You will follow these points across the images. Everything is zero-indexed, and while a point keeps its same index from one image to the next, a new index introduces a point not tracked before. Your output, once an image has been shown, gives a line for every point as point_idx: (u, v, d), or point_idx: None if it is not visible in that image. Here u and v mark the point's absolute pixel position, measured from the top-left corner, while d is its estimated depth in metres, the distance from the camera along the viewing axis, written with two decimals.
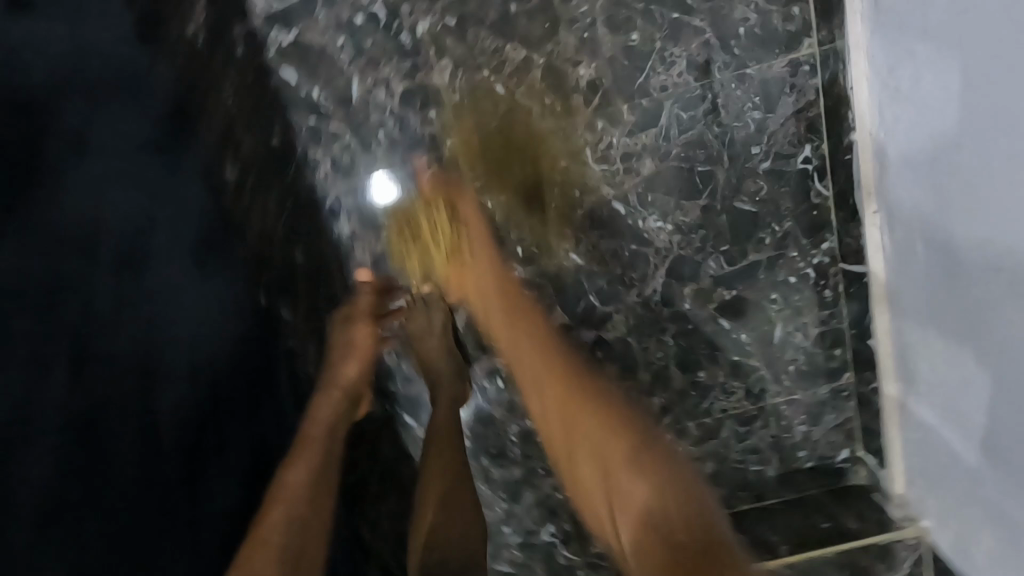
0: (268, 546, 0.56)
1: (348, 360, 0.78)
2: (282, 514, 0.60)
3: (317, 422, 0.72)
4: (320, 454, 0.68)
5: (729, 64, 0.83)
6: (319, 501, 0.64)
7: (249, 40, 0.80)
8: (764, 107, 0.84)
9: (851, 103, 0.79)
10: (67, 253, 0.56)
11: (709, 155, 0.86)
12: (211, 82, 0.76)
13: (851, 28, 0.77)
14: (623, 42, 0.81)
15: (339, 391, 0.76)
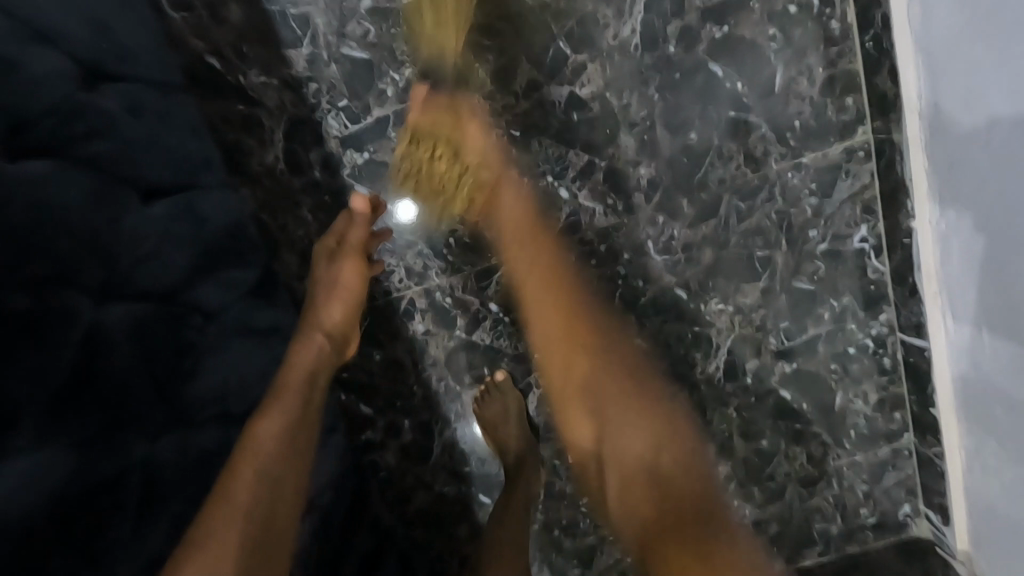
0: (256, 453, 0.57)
1: (333, 302, 0.73)
2: (246, 479, 0.56)
3: (301, 363, 0.67)
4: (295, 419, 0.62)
5: (785, 155, 0.85)
6: (289, 458, 0.59)
7: (325, 162, 0.84)
8: (820, 193, 0.87)
9: (911, 193, 0.80)
10: (125, 384, 0.52)
11: (767, 241, 0.89)
12: (285, 210, 0.84)
13: (909, 124, 0.77)
14: (681, 142, 0.84)
15: (321, 335, 0.71)
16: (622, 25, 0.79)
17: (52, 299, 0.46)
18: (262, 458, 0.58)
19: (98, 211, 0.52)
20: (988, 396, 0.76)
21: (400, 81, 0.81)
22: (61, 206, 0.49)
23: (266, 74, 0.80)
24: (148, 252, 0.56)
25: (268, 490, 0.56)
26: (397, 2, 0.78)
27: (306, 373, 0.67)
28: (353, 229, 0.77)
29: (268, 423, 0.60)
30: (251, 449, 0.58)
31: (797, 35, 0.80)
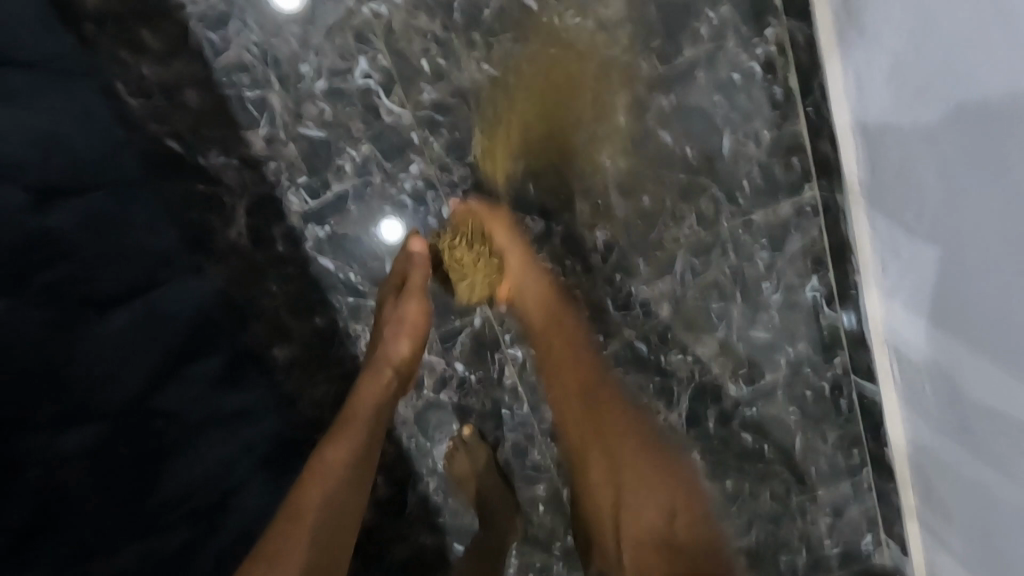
0: (327, 474, 0.66)
1: (400, 337, 0.78)
2: (318, 495, 0.64)
3: (369, 397, 0.74)
4: (362, 448, 0.70)
5: (735, 214, 0.88)
6: (357, 484, 0.68)
7: (288, 236, 0.86)
8: (771, 247, 0.89)
9: (856, 250, 0.84)
10: (83, 456, 0.63)
11: (722, 294, 0.91)
12: (256, 280, 0.84)
13: (851, 185, 0.81)
14: (635, 205, 0.87)
15: (390, 368, 0.77)
16: (572, 96, 0.81)
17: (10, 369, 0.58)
18: (325, 481, 0.66)
19: (47, 331, 0.61)
20: (943, 391, 0.73)
21: (358, 157, 0.83)
22: (6, 315, 0.59)
23: (226, 154, 0.81)
24: (105, 317, 0.65)
25: (334, 506, 0.65)
26: (353, 83, 0.80)
27: (374, 410, 0.74)
28: (415, 269, 0.80)
29: (337, 448, 0.69)
30: (322, 473, 0.66)
31: (742, 101, 0.83)
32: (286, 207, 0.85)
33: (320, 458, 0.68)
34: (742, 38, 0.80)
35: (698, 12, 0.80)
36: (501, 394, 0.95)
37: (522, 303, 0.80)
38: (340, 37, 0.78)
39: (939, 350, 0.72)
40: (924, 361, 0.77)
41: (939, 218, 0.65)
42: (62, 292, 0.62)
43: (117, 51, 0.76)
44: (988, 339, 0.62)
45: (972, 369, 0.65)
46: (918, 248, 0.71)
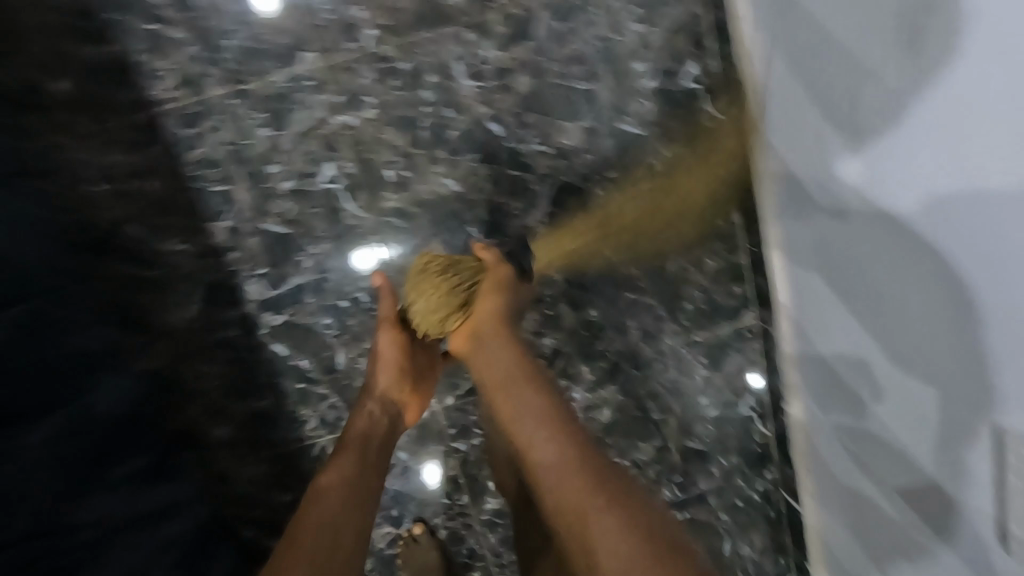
0: (325, 494, 0.69)
1: (380, 372, 0.82)
2: (317, 515, 0.66)
3: (358, 426, 0.79)
4: (354, 476, 0.72)
5: (678, 332, 0.92)
6: (356, 501, 0.69)
7: (241, 322, 0.87)
8: (709, 365, 0.94)
9: (782, 367, 0.89)
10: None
11: (663, 405, 0.95)
12: (197, 363, 0.86)
13: (777, 320, 0.88)
14: (584, 317, 0.90)
15: (375, 403, 0.81)
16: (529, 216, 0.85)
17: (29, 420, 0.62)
18: (325, 496, 0.68)
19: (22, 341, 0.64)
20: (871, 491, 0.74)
21: (318, 253, 0.85)
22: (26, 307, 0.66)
23: (185, 241, 0.83)
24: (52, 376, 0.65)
25: (336, 522, 0.66)
26: (319, 185, 0.83)
27: (363, 438, 0.77)
28: (384, 305, 0.84)
29: (329, 473, 0.72)
30: (316, 498, 0.68)
31: (690, 231, 0.88)
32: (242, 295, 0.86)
33: (314, 486, 0.70)
34: (692, 175, 0.85)
35: (651, 147, 0.84)
36: (442, 483, 0.97)
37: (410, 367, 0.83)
38: (309, 142, 0.81)
39: (856, 454, 0.76)
40: (851, 441, 0.76)
41: (865, 321, 0.67)
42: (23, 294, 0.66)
43: (90, 139, 0.79)
44: (942, 422, 0.60)
45: (907, 423, 0.65)
46: (852, 319, 0.69)
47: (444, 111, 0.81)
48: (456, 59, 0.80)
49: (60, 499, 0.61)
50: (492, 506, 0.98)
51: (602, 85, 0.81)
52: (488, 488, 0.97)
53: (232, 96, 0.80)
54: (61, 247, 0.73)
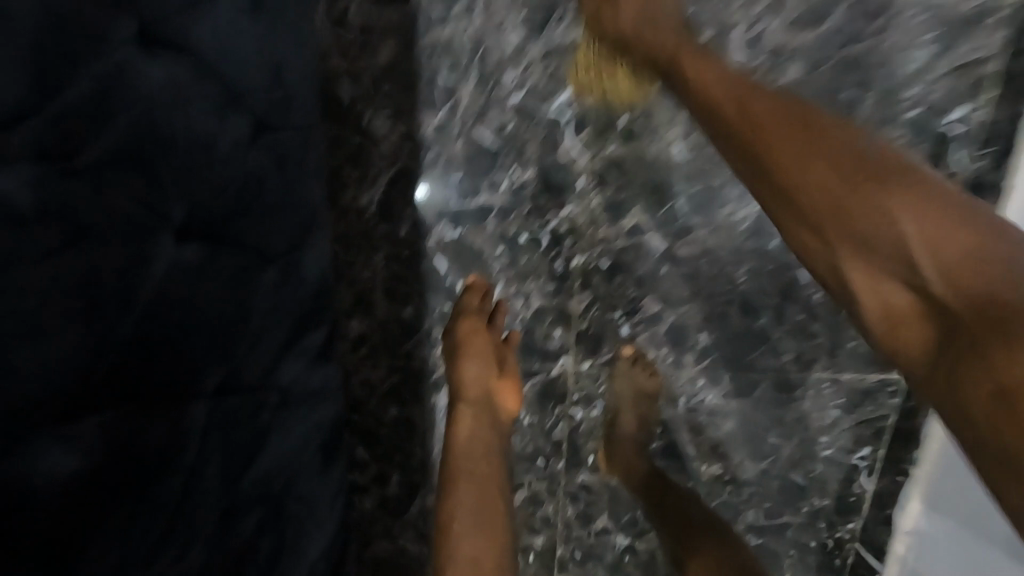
0: (455, 522, 0.64)
1: (467, 362, 0.72)
2: (455, 565, 0.61)
3: (464, 442, 0.69)
4: (482, 503, 0.66)
5: (829, 366, 0.90)
6: (494, 532, 0.64)
7: (413, 225, 0.81)
8: (844, 408, 0.92)
9: None
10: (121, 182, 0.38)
11: (783, 432, 0.94)
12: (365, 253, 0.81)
13: None
14: (746, 325, 0.88)
15: (465, 401, 0.72)
16: (740, 209, 0.81)
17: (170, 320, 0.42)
18: (458, 519, 0.64)
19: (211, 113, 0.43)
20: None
21: (517, 179, 0.80)
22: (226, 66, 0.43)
23: (394, 116, 0.76)
24: (268, 224, 0.49)
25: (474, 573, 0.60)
26: (547, 110, 0.77)
27: (463, 448, 0.69)
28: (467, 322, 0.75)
29: (458, 491, 0.66)
30: (450, 492, 0.66)
31: None
32: (424, 200, 0.80)
33: (448, 498, 0.66)
34: None
35: None
36: (544, 444, 0.93)
37: (478, 356, 0.73)
38: (555, 63, 0.76)
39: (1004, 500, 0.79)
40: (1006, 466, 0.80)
41: None
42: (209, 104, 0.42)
43: None
44: None
45: None
46: None
47: None
48: (737, 25, 0.74)
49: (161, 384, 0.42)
50: (582, 480, 0.96)
51: (866, 99, 0.77)
52: (586, 461, 0.95)
53: None
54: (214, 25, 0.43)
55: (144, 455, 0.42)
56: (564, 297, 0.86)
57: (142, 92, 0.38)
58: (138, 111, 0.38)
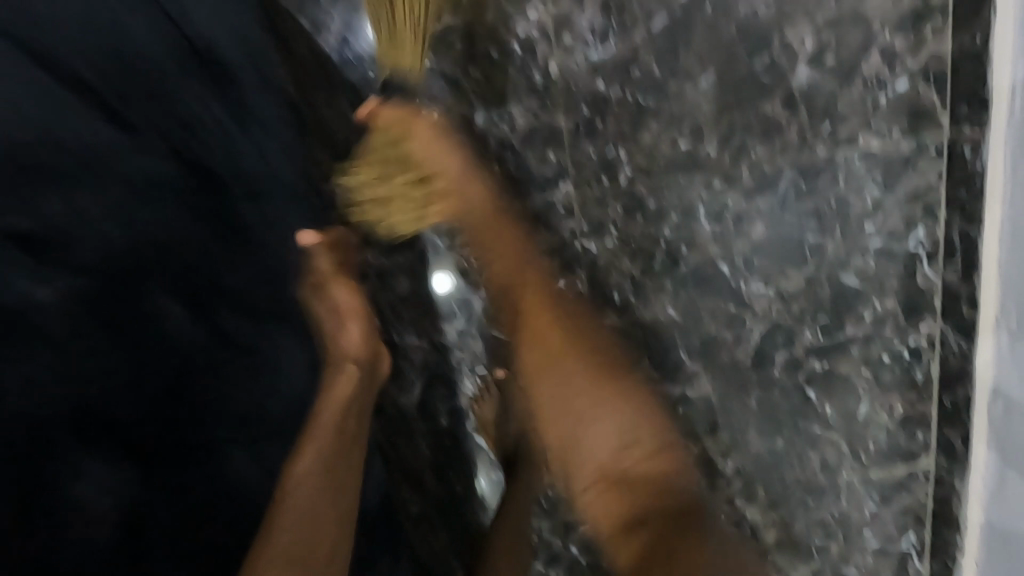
0: (303, 484, 0.73)
1: (346, 323, 0.76)
2: (290, 514, 0.71)
3: (335, 402, 0.76)
4: (326, 476, 0.74)
5: (856, 467, 0.94)
6: (335, 484, 0.74)
7: (452, 414, 0.93)
8: (879, 501, 0.95)
9: (972, 405, 0.87)
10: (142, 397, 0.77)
11: (826, 531, 0.97)
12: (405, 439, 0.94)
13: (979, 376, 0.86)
14: (770, 445, 0.95)
15: (348, 361, 0.77)
16: (740, 348, 0.90)
17: (199, 417, 0.80)
18: (302, 485, 0.73)
19: (188, 314, 0.79)
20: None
21: None
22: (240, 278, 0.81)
23: (420, 336, 0.90)
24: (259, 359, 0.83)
25: (300, 534, 0.71)
26: None
27: (339, 410, 0.76)
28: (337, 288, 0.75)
29: (304, 463, 0.74)
30: (294, 475, 0.73)
31: (886, 378, 0.90)
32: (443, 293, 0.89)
33: (292, 469, 0.74)
34: (899, 328, 0.88)
35: (866, 299, 0.87)
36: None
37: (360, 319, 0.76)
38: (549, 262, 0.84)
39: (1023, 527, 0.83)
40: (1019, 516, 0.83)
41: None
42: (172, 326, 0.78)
43: None
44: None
45: None
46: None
47: (680, 247, 0.86)
48: (702, 203, 0.84)
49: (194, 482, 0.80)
50: None
51: (831, 240, 0.85)
52: None
53: None
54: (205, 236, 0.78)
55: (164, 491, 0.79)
56: None
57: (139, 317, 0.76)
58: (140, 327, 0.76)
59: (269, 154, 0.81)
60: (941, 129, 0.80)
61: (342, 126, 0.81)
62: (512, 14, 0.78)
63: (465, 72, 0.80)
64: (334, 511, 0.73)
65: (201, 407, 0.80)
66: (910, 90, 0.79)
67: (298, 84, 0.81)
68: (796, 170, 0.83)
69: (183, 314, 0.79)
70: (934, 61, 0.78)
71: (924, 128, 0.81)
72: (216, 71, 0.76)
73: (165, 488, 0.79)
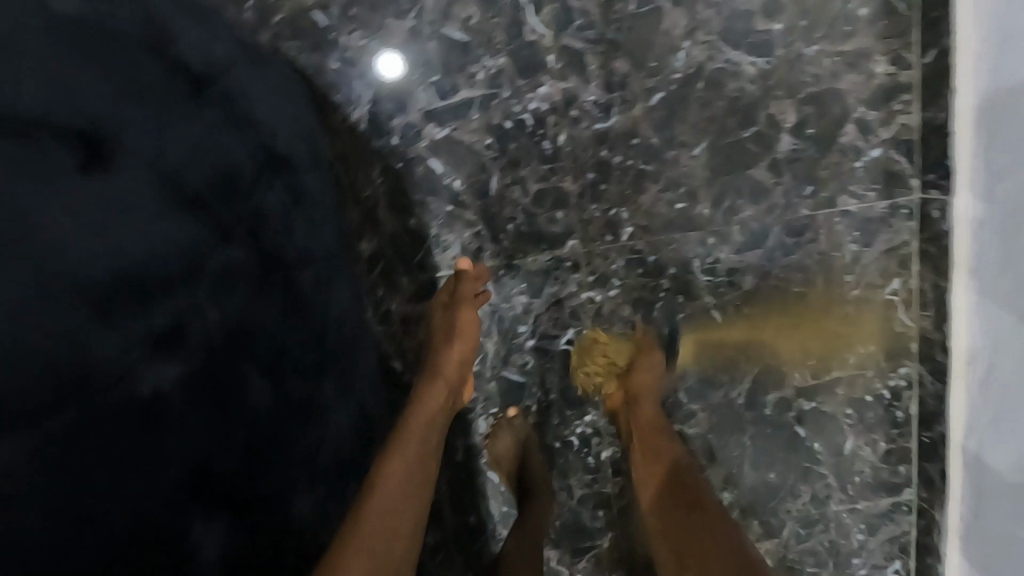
0: (389, 483, 0.69)
1: (451, 343, 0.82)
2: (379, 507, 0.66)
3: (423, 411, 0.78)
4: (415, 476, 0.71)
5: (843, 499, 1.00)
6: (419, 491, 0.71)
7: (467, 449, 1.00)
8: (867, 532, 1.00)
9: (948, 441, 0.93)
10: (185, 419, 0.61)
11: (818, 560, 1.01)
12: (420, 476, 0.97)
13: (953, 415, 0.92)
14: (762, 478, 1.00)
15: (443, 379, 0.81)
16: (732, 389, 0.97)
17: (227, 432, 0.65)
18: (388, 485, 0.69)
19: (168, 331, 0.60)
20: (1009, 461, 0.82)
21: (543, 400, 0.98)
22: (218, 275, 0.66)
23: None
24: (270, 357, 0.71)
25: (394, 535, 0.65)
26: (558, 345, 0.96)
27: (426, 420, 0.77)
28: (467, 284, 0.84)
29: (394, 465, 0.71)
30: (385, 473, 0.70)
31: (869, 415, 0.97)
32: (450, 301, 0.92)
33: (382, 465, 0.71)
34: (879, 370, 0.95)
35: (848, 343, 0.95)
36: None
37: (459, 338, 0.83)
38: (556, 310, 0.94)
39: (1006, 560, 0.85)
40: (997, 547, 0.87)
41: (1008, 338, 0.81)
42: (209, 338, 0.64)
43: (375, 288, 0.91)
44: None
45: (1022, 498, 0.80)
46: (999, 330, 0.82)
47: (676, 296, 0.94)
48: (696, 257, 0.92)
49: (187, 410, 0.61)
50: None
51: (815, 290, 0.93)
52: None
53: (502, 268, 0.92)
54: (275, 307, 0.72)
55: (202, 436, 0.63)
56: (601, 483, 0.99)
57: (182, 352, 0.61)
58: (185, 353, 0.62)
59: (321, 220, 0.80)
60: (911, 191, 0.89)
61: (370, 191, 0.88)
62: (523, 90, 0.85)
63: (480, 141, 0.87)
64: (415, 515, 0.69)
65: (231, 427, 0.66)
66: (883, 156, 0.88)
67: (336, 150, 0.86)
68: (781, 227, 0.91)
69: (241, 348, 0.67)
70: (903, 131, 0.87)
71: (897, 190, 0.89)
72: (270, 148, 0.75)
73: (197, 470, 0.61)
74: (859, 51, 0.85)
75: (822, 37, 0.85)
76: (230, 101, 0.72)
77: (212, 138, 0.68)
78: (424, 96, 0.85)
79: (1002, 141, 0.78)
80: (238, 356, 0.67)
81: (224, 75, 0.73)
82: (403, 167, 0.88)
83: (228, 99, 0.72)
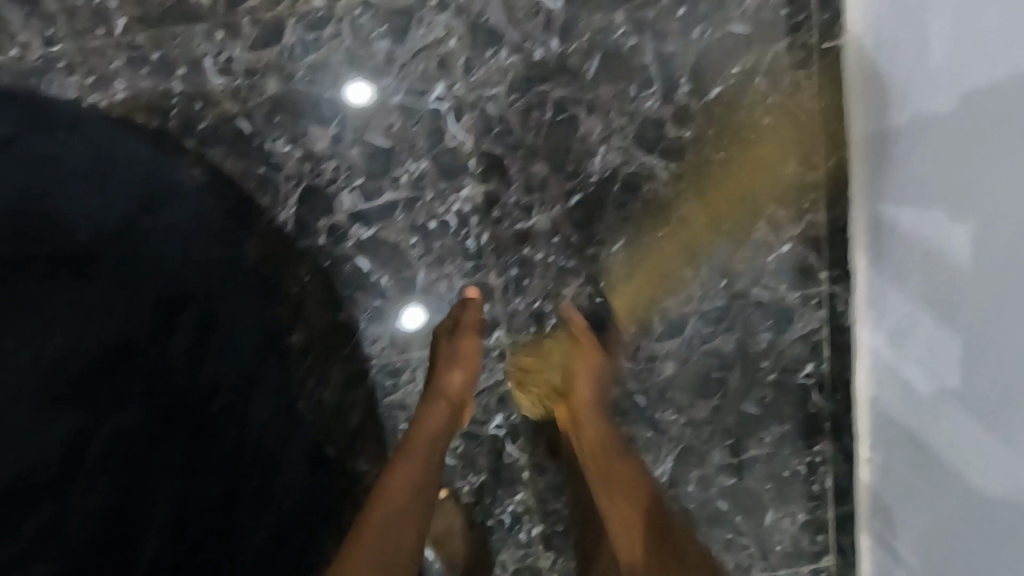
0: (394, 491, 0.73)
1: (454, 369, 0.85)
2: (382, 515, 0.70)
3: (430, 422, 0.82)
4: (420, 479, 0.75)
5: (765, 566, 1.03)
6: (422, 497, 0.74)
7: None
8: None
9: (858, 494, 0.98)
10: (179, 488, 0.69)
11: None
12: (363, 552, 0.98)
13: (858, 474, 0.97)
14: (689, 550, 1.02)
15: (445, 399, 0.83)
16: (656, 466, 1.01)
17: (165, 491, 0.68)
18: (397, 492, 0.73)
19: (155, 422, 0.68)
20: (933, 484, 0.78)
21: (476, 481, 1.00)
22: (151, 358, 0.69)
23: (370, 462, 0.97)
24: (224, 418, 0.75)
25: (397, 533, 0.69)
26: (486, 429, 1.00)
27: (432, 436, 0.81)
28: (468, 312, 0.87)
29: (398, 474, 0.75)
30: (391, 489, 0.73)
31: (788, 488, 1.01)
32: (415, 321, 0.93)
33: (388, 473, 0.75)
34: (796, 447, 0.99)
35: (766, 424, 0.99)
36: None
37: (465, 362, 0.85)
38: (486, 397, 0.99)
39: None
40: None
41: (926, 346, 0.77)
42: (151, 429, 0.68)
43: (308, 378, 0.94)
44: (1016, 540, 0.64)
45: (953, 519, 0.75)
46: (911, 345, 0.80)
47: None
48: (620, 347, 0.95)
49: (162, 489, 0.68)
50: None
51: (733, 374, 0.97)
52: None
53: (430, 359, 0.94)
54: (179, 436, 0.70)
55: (157, 513, 0.67)
56: (533, 558, 1.02)
57: (180, 418, 0.71)
58: (182, 416, 0.71)
59: (243, 284, 0.81)
60: (820, 284, 0.93)
61: (303, 287, 0.91)
62: (446, 192, 0.88)
63: (405, 240, 0.90)
64: (418, 516, 0.72)
65: (135, 513, 0.65)
66: (793, 251, 0.92)
67: (269, 253, 0.89)
68: (699, 318, 0.95)
69: (193, 418, 0.72)
70: (810, 230, 0.91)
71: (808, 282, 0.93)
72: (176, 288, 0.73)
73: (181, 539, 0.69)
74: (767, 156, 0.89)
75: (732, 141, 0.89)
76: (127, 258, 0.71)
77: (93, 284, 0.67)
78: (349, 199, 0.88)
79: (893, 171, 0.79)
80: (172, 460, 0.69)
81: (152, 214, 0.75)
82: (331, 266, 0.90)
83: (138, 237, 0.73)
